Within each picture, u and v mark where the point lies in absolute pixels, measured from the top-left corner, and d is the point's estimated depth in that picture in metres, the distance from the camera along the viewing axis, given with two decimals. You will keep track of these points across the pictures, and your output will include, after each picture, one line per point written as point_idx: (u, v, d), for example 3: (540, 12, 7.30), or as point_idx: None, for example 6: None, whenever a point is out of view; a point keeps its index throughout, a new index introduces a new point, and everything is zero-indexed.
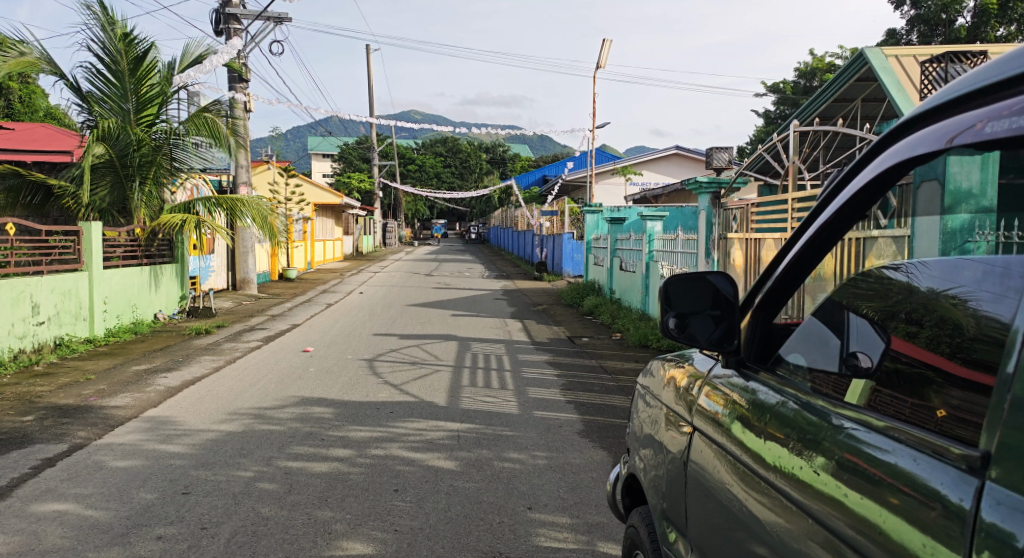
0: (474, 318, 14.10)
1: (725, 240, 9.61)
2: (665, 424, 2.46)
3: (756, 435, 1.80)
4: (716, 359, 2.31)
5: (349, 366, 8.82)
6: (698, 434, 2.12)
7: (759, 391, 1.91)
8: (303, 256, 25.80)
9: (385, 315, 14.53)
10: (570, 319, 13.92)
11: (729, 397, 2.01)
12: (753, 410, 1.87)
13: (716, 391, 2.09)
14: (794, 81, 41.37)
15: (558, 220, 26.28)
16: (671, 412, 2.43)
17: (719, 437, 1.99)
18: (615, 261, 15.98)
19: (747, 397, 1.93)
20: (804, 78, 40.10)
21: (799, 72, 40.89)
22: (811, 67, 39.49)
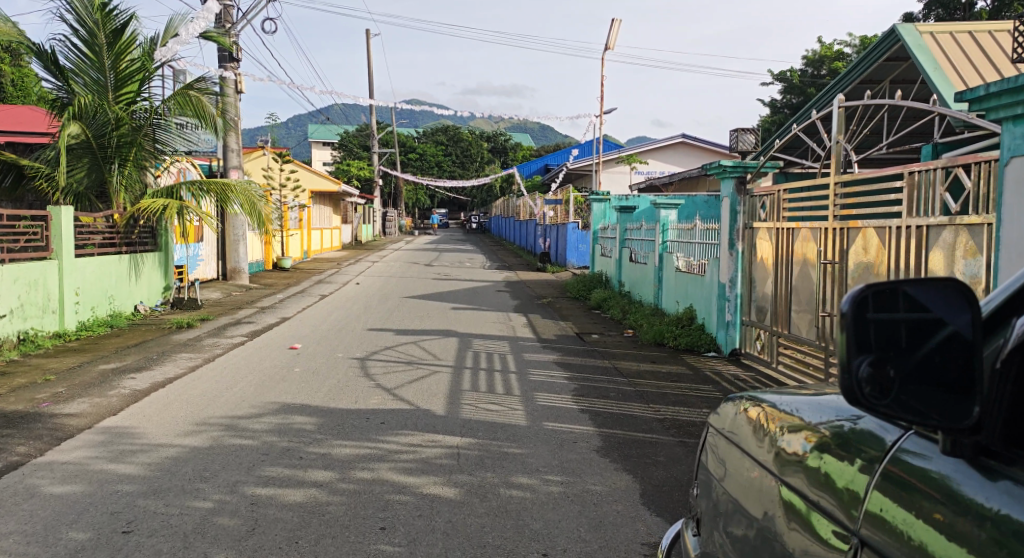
0: (476, 312, 13.28)
1: (751, 231, 8.77)
2: (731, 472, 2.14)
3: (845, 479, 1.61)
4: (820, 410, 1.89)
5: (339, 366, 8.03)
6: (777, 482, 1.85)
7: (857, 432, 1.67)
8: (299, 245, 24.97)
9: (381, 308, 13.72)
10: (578, 314, 13.13)
11: (818, 436, 1.77)
12: (847, 452, 1.65)
13: (804, 430, 1.83)
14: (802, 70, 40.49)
15: (563, 209, 25.43)
16: (739, 456, 2.11)
17: (800, 483, 1.76)
18: (625, 252, 15.18)
19: (842, 438, 1.70)
20: (813, 65, 39.13)
21: (807, 59, 39.91)
22: (819, 55, 38.69)
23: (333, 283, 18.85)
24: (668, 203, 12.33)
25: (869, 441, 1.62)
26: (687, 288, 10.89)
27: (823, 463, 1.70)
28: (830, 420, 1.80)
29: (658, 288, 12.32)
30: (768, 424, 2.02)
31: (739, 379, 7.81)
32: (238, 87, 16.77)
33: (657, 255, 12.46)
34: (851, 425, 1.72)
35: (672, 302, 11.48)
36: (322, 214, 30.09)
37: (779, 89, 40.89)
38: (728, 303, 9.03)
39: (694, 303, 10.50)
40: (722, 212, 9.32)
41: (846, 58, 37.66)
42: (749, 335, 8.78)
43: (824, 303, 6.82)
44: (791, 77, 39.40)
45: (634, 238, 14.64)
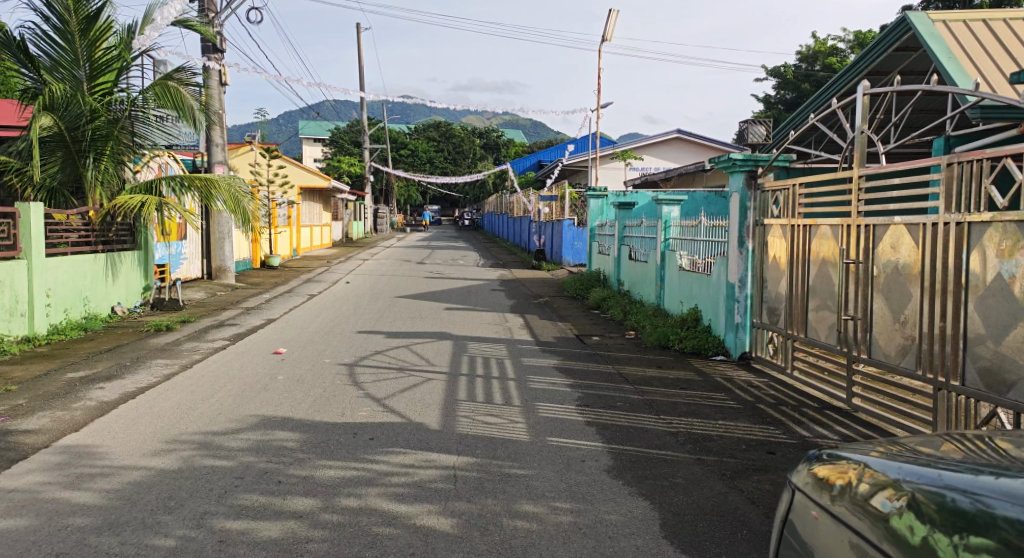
0: (471, 313, 12.78)
1: (762, 228, 8.30)
2: (817, 530, 1.98)
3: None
4: (919, 481, 1.79)
5: (326, 373, 7.51)
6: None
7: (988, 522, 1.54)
8: (288, 243, 24.40)
9: (372, 309, 13.21)
10: (576, 314, 12.65)
11: (925, 517, 1.66)
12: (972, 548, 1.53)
13: (904, 503, 1.74)
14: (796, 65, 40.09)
15: (558, 205, 24.94)
16: (825, 517, 1.96)
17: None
18: (624, 250, 14.72)
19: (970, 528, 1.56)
20: (807, 61, 38.81)
21: (801, 55, 39.58)
22: (813, 51, 38.44)
23: (322, 282, 18.31)
24: (670, 199, 11.88)
25: (993, 516, 1.54)
26: (692, 288, 10.44)
27: (932, 536, 1.61)
28: (932, 490, 1.73)
29: (660, 288, 11.86)
30: (858, 486, 1.93)
31: (752, 385, 7.35)
32: (223, 80, 16.20)
33: (659, 254, 12.01)
34: (962, 502, 1.63)
35: (676, 302, 11.02)
36: (312, 211, 29.51)
37: (773, 85, 40.56)
38: (738, 304, 8.58)
39: (700, 304, 10.05)
40: (731, 208, 8.86)
41: (841, 53, 37.33)
42: (760, 337, 8.32)
43: (845, 305, 6.35)
44: (786, 73, 39.05)
45: (633, 235, 14.17)
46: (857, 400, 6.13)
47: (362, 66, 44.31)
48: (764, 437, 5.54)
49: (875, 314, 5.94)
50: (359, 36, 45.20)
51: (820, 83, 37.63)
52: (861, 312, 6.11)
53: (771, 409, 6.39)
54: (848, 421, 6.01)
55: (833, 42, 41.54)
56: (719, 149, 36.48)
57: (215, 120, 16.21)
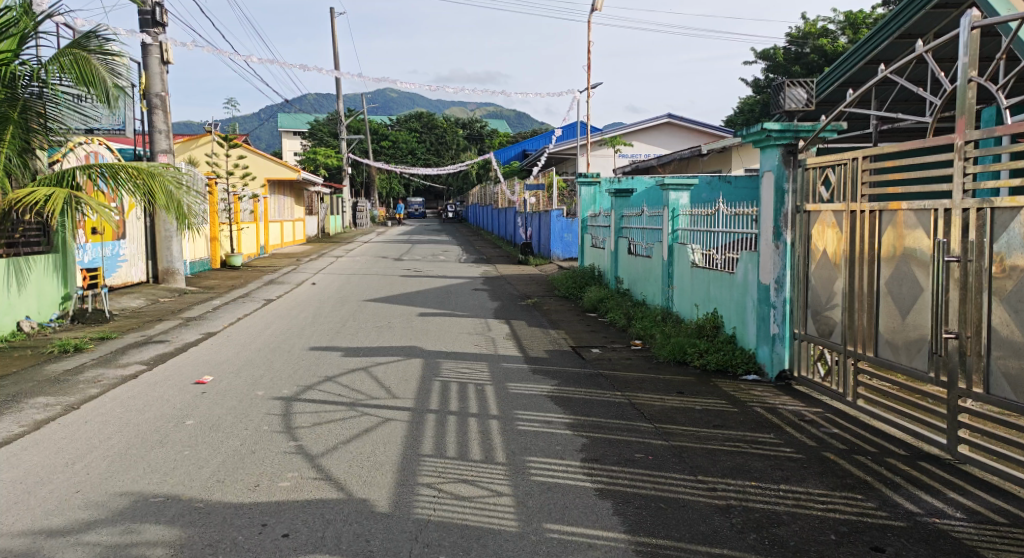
0: (448, 320, 11.06)
1: (805, 215, 6.64)
2: None
3: None
4: None
5: (253, 414, 5.77)
6: None
7: None
8: (253, 240, 22.58)
9: (335, 315, 11.47)
10: (569, 320, 10.96)
11: None
12: None
13: None
14: (786, 47, 38.35)
15: (544, 194, 23.24)
16: None
17: None
18: (622, 244, 13.06)
19: None
20: (797, 43, 37.16)
21: (792, 36, 37.23)
22: (803, 33, 36.69)
23: (285, 283, 16.50)
24: (678, 184, 10.21)
25: None
26: (709, 289, 8.78)
27: None
28: None
29: (669, 288, 10.21)
30: None
31: (805, 419, 5.70)
32: (165, 57, 14.32)
33: (667, 248, 10.36)
34: None
35: (688, 307, 9.37)
36: (282, 205, 27.64)
37: (763, 68, 38.93)
38: (774, 311, 6.94)
39: (721, 309, 8.40)
40: (762, 190, 7.19)
41: (833, 34, 35.66)
42: (803, 352, 6.68)
43: (944, 318, 4.75)
44: (776, 55, 37.36)
45: (633, 227, 12.53)
46: (966, 449, 4.53)
47: (336, 52, 42.16)
48: (857, 513, 3.87)
49: (995, 331, 4.33)
50: (332, 21, 42.99)
51: (812, 66, 35.99)
52: (971, 329, 4.51)
53: (844, 460, 4.75)
54: (958, 479, 4.37)
55: (823, 24, 39.99)
56: (710, 135, 34.82)
57: (156, 103, 14.37)
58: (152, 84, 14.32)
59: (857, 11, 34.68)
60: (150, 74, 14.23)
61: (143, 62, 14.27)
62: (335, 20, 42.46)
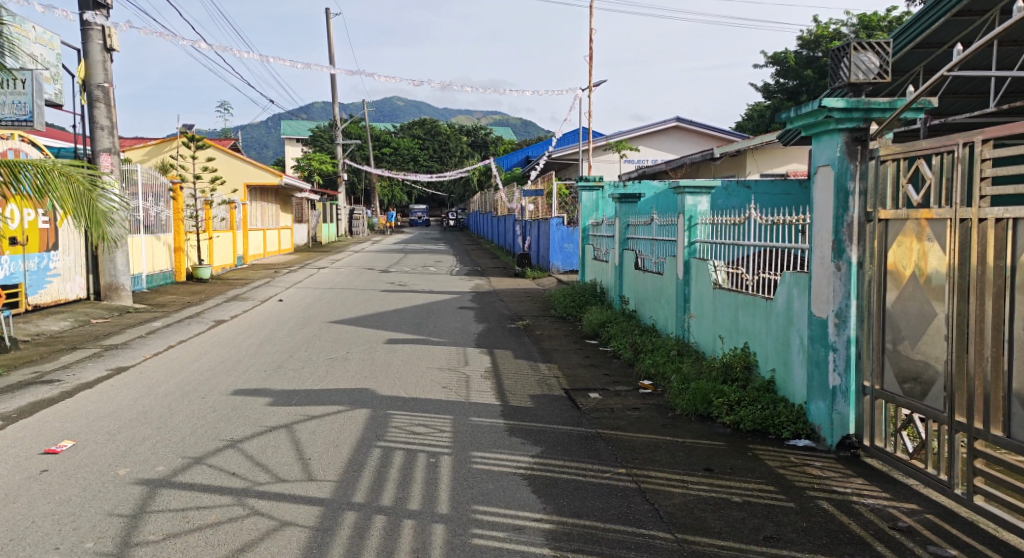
0: (420, 349, 9.25)
1: (881, 225, 4.80)
2: None
3: None
4: None
5: (88, 512, 3.93)
6: None
7: None
8: (228, 250, 20.95)
9: (287, 341, 9.68)
10: (563, 351, 9.13)
11: None
12: None
13: None
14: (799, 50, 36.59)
15: (544, 201, 21.46)
16: None
17: None
18: (629, 257, 11.27)
19: None
20: (810, 46, 35.29)
21: (803, 40, 35.89)
22: (816, 36, 35.01)
23: (250, 299, 14.76)
24: (696, 186, 8.39)
25: None
26: (737, 317, 6.97)
27: None
28: None
29: (685, 313, 8.40)
30: None
31: (898, 526, 3.86)
32: (108, 44, 12.64)
33: (681, 263, 8.55)
34: None
35: (710, 338, 7.54)
36: (265, 212, 25.97)
37: (774, 71, 37.11)
38: (834, 355, 5.10)
39: (754, 346, 6.59)
40: (815, 192, 5.38)
41: (846, 36, 33.84)
42: (881, 415, 4.82)
43: None
44: (787, 58, 35.53)
45: (641, 238, 10.75)
46: None
47: (331, 55, 40.52)
48: None
49: None
50: (327, 21, 41.41)
51: (825, 69, 34.13)
52: None
53: None
54: None
55: (836, 26, 38.20)
56: (720, 140, 33.03)
57: (98, 95, 12.69)
58: (94, 74, 12.66)
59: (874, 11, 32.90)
60: (91, 62, 12.56)
61: (83, 48, 12.61)
62: (331, 20, 40.88)
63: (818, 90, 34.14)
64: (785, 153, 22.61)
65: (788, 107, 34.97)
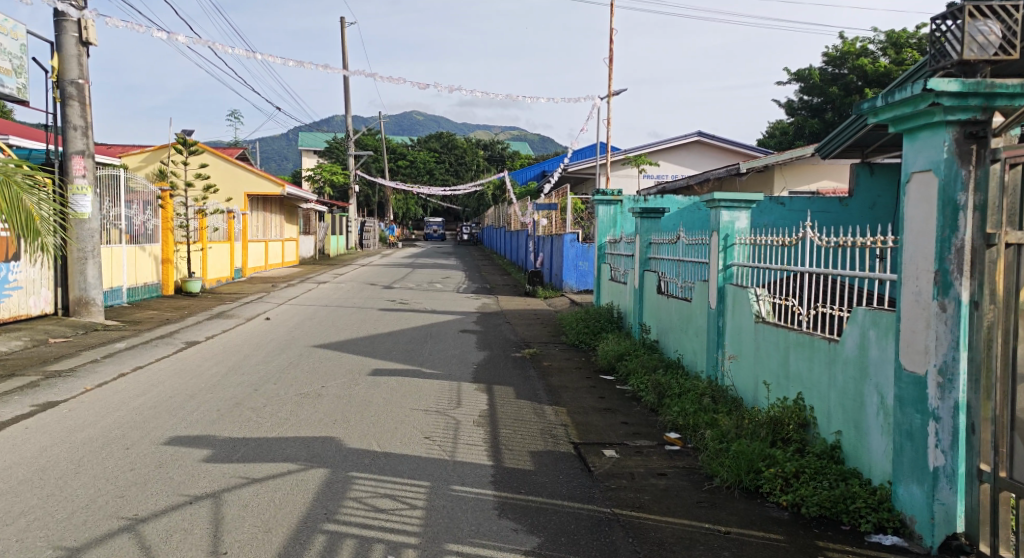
0: (407, 383, 8.02)
1: (1012, 251, 3.50)
2: None
3: None
4: None
5: None
6: None
7: None
8: (223, 262, 19.90)
9: (258, 370, 8.48)
10: (573, 390, 7.85)
11: None
12: None
13: None
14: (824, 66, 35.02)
15: (558, 216, 20.22)
16: None
17: None
18: (650, 280, 9.99)
19: None
20: (835, 63, 33.63)
21: (827, 56, 34.18)
22: (840, 52, 33.15)
23: (236, 316, 13.60)
24: (733, 199, 7.12)
25: None
26: (787, 360, 5.66)
27: None
28: None
29: (718, 350, 7.11)
30: None
31: None
32: (84, 36, 11.61)
33: (715, 290, 7.26)
34: None
35: (751, 382, 6.24)
36: (266, 223, 24.94)
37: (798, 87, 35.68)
38: (936, 426, 3.78)
39: (810, 397, 5.29)
40: (906, 205, 4.09)
41: (873, 53, 32.23)
42: (1007, 512, 3.50)
43: None
44: (811, 75, 33.93)
45: (666, 259, 9.47)
46: None
47: (345, 64, 39.68)
48: None
49: None
50: (343, 30, 40.57)
51: (851, 86, 32.50)
52: None
53: None
54: None
55: (863, 42, 36.67)
56: (744, 155, 31.70)
57: (71, 93, 11.64)
58: (67, 69, 11.61)
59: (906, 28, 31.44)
60: (64, 55, 11.51)
61: (56, 41, 11.56)
62: (345, 29, 40.03)
63: (844, 108, 32.50)
64: (815, 170, 21.24)
65: (813, 125, 33.41)
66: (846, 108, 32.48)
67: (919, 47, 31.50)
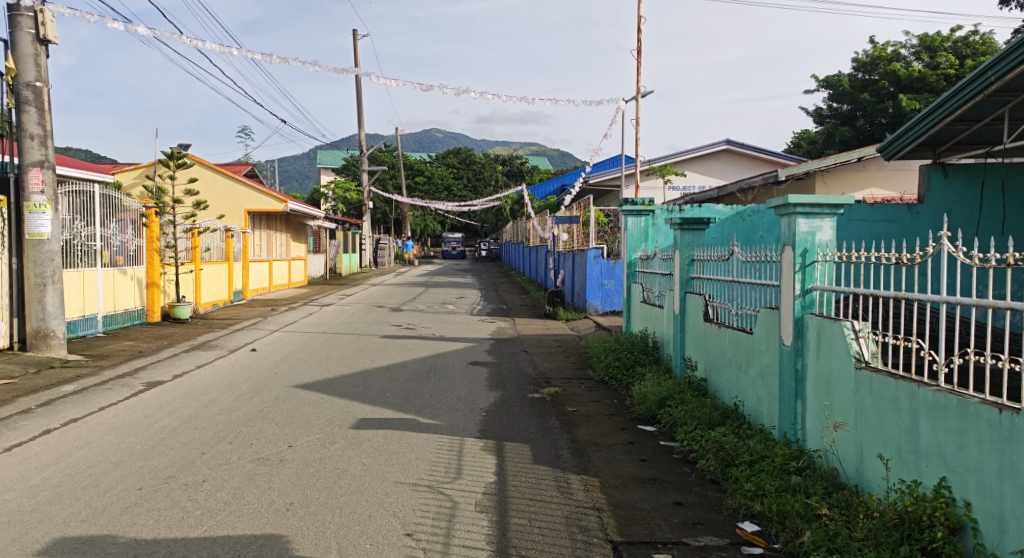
0: (397, 441, 6.40)
1: None
2: None
3: None
4: None
5: None
6: None
7: None
8: (219, 283, 18.54)
9: (218, 422, 6.93)
10: (606, 450, 6.18)
11: None
12: None
13: None
14: (854, 71, 32.98)
15: (580, 230, 18.60)
16: None
17: None
18: (694, 305, 8.34)
19: None
20: (865, 68, 31.58)
21: (858, 61, 32.25)
22: (872, 57, 31.27)
23: (219, 347, 12.08)
24: (812, 201, 5.43)
25: None
26: (916, 427, 4.00)
27: None
28: None
29: (799, 400, 5.44)
30: None
31: None
32: (41, 33, 10.24)
33: (789, 322, 5.58)
34: None
35: (854, 451, 4.58)
36: (271, 242, 23.60)
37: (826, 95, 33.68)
38: None
39: (960, 486, 3.63)
40: None
41: (905, 58, 30.14)
42: None
43: None
44: (840, 81, 31.83)
45: (714, 279, 7.82)
46: None
47: (358, 78, 38.51)
48: None
49: None
50: (356, 42, 39.39)
51: (882, 93, 30.39)
52: None
53: None
54: None
55: (893, 46, 34.58)
56: (775, 165, 29.88)
57: (27, 97, 10.26)
58: (23, 71, 10.24)
59: (942, 33, 29.41)
60: (18, 55, 10.15)
61: (10, 39, 10.19)
62: (357, 40, 38.85)
63: (875, 115, 30.40)
64: (862, 176, 19.30)
65: (842, 133, 31.33)
66: (877, 115, 30.38)
67: (955, 50, 29.22)
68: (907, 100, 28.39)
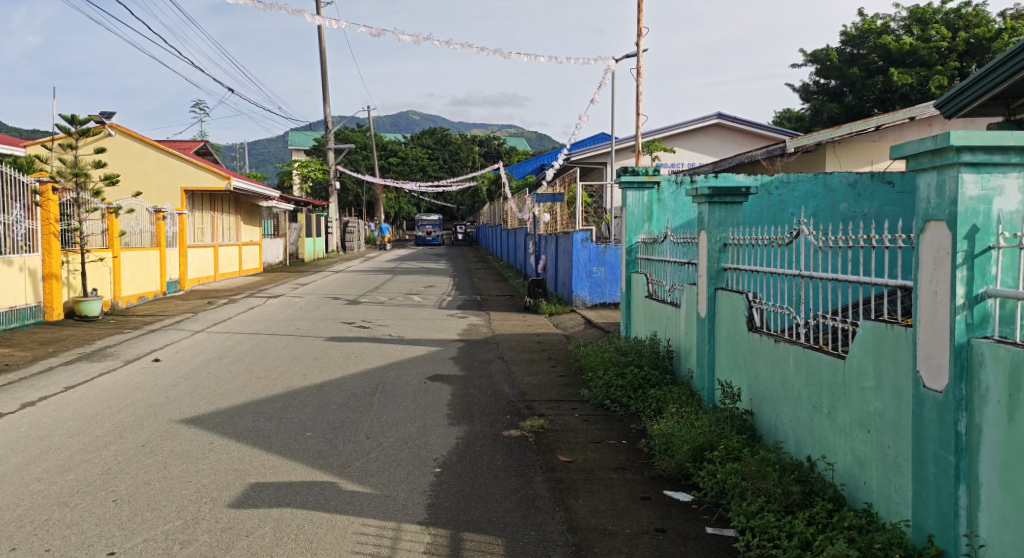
0: (291, 535, 4.02)
1: None
2: None
3: None
4: None
5: None
6: None
7: None
8: (148, 273, 16.00)
9: (24, 498, 4.50)
10: (625, 548, 3.89)
11: None
12: None
13: None
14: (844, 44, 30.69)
15: (563, 210, 16.20)
16: None
17: None
18: (728, 307, 6.06)
19: None
20: (854, 42, 29.26)
21: (847, 33, 29.95)
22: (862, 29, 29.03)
23: (114, 356, 9.58)
24: (991, 141, 3.10)
25: None
26: None
27: None
28: None
29: (961, 484, 3.17)
30: None
31: None
32: None
33: (939, 354, 3.28)
34: None
35: None
36: (215, 225, 20.95)
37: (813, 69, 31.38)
38: None
39: None
40: None
41: (895, 31, 27.85)
42: None
43: None
44: (827, 56, 29.58)
45: (763, 271, 5.55)
46: None
47: (320, 48, 35.61)
48: None
49: None
50: (319, 12, 36.46)
51: (872, 68, 28.09)
52: None
53: None
54: None
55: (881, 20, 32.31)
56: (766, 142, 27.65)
57: None
58: None
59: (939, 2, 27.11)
60: None
61: None
62: (318, 10, 35.84)
63: (864, 91, 28.12)
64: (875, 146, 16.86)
65: (831, 110, 29.10)
66: (866, 91, 28.08)
67: (947, 23, 26.71)
68: (897, 74, 26.08)
